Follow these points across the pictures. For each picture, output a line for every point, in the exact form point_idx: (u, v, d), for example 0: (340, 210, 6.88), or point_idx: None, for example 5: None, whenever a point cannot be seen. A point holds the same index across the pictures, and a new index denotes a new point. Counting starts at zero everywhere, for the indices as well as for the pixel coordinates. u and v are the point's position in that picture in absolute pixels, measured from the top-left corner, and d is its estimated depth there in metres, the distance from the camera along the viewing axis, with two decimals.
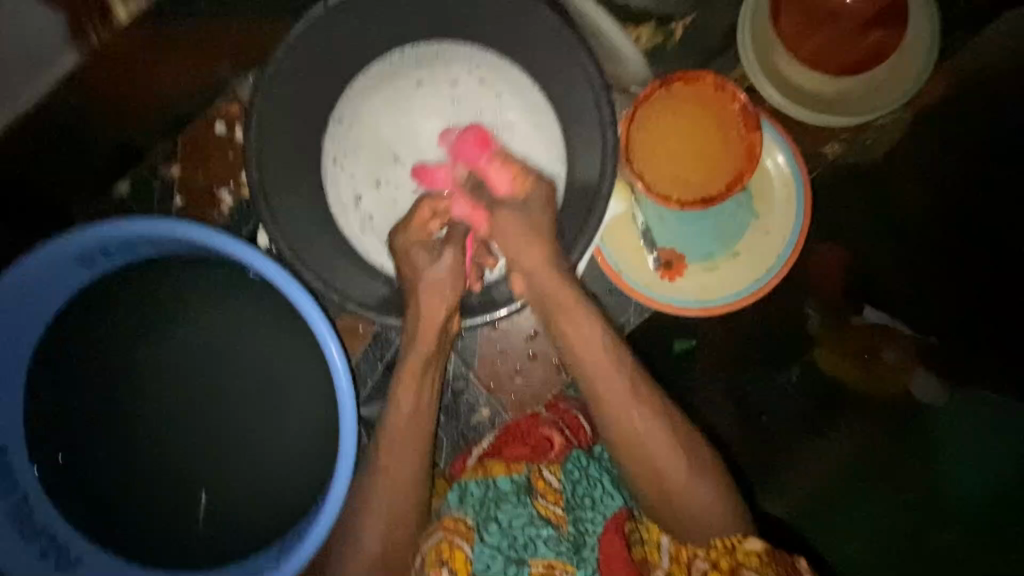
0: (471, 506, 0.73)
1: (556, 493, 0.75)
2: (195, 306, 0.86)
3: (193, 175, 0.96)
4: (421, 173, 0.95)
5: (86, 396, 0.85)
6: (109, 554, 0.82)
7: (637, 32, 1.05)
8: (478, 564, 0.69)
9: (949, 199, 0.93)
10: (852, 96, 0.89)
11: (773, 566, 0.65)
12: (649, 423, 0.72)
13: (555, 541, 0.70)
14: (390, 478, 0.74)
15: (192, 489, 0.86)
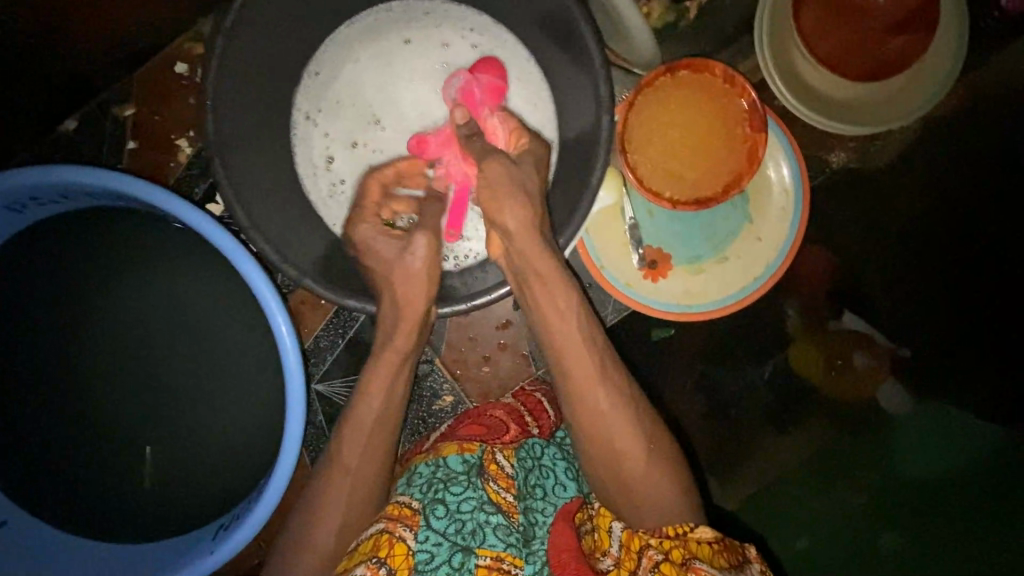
0: (417, 489, 0.67)
1: (507, 479, 0.68)
2: (141, 263, 0.80)
3: (150, 121, 0.88)
4: (420, 143, 0.85)
5: (23, 352, 0.79)
6: (36, 517, 0.78)
7: (648, 6, 0.97)
8: (419, 556, 0.61)
9: (957, 207, 0.99)
10: (859, 107, 0.84)
11: (724, 555, 0.57)
12: (610, 397, 0.65)
13: (505, 531, 0.63)
14: (337, 473, 0.68)
15: (134, 457, 0.82)
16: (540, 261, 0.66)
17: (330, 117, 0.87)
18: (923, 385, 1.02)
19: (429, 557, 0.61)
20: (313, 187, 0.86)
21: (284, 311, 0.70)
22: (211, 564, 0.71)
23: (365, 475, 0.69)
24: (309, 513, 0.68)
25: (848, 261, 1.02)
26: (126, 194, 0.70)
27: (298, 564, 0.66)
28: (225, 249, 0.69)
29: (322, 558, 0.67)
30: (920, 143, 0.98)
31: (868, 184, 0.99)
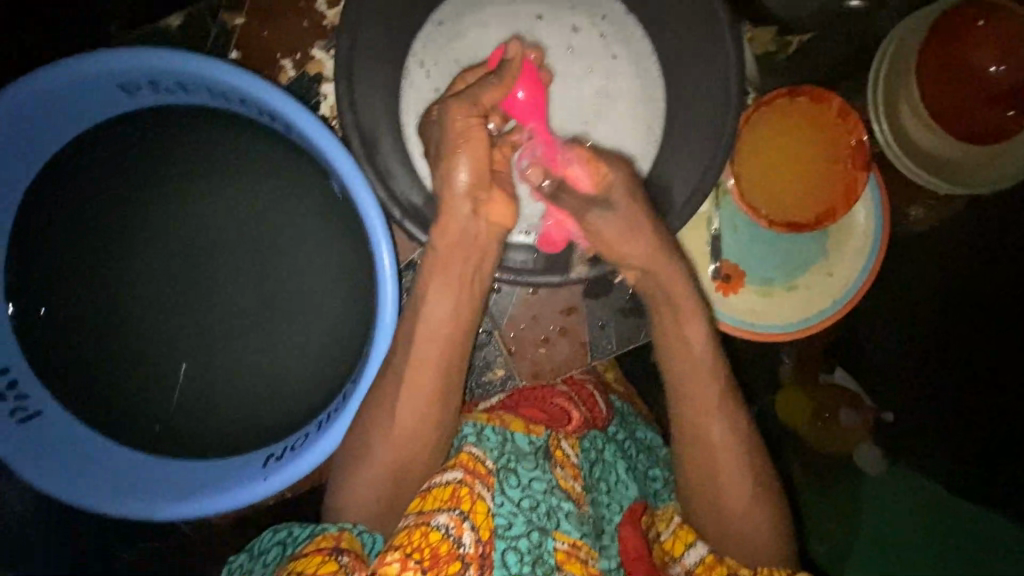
0: (491, 450, 0.70)
1: (573, 467, 0.75)
2: (227, 176, 0.76)
3: (257, 36, 0.83)
4: (548, 243, 0.81)
5: (88, 246, 0.76)
6: (68, 412, 0.74)
7: (755, 32, 0.97)
8: (499, 521, 0.66)
9: (1005, 286, 1.05)
10: (946, 165, 0.87)
11: None
12: (724, 430, 0.72)
13: (578, 520, 0.70)
14: (398, 423, 0.70)
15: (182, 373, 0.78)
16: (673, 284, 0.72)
17: (446, 67, 0.84)
18: (937, 441, 1.09)
19: (508, 524, 0.66)
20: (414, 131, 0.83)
21: (392, 254, 0.69)
22: (264, 490, 0.68)
23: (427, 430, 0.71)
24: (369, 458, 0.70)
25: (891, 316, 1.07)
26: (254, 103, 0.67)
27: (360, 506, 0.69)
28: (348, 180, 0.68)
29: (381, 504, 0.69)
30: (978, 223, 1.03)
31: (924, 249, 1.04)
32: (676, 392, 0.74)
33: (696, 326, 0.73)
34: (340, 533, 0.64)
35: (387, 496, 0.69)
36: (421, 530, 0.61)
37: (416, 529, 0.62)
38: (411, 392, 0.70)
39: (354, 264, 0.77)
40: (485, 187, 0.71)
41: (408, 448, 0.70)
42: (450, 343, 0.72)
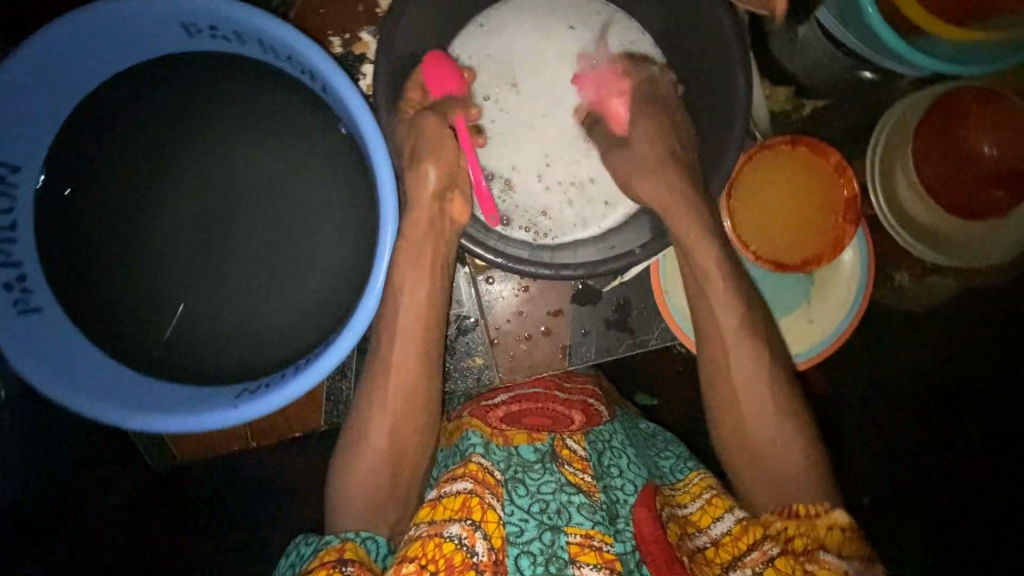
0: (497, 462, 0.73)
1: (582, 461, 0.75)
2: (263, 127, 0.81)
3: (314, 12, 0.90)
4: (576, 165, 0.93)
5: (124, 176, 0.80)
6: (68, 318, 0.77)
7: (774, 90, 1.07)
8: (510, 528, 0.67)
9: (977, 367, 1.09)
10: (949, 240, 0.92)
11: (857, 541, 0.64)
12: (764, 404, 0.73)
13: (590, 510, 0.68)
14: (392, 406, 0.75)
15: (182, 308, 0.82)
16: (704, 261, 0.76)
17: (480, 60, 0.91)
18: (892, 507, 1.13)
19: (519, 531, 0.67)
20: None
21: (395, 218, 0.72)
22: (231, 418, 0.71)
23: (416, 408, 0.77)
24: (366, 444, 0.75)
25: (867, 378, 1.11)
26: (299, 61, 0.73)
27: (363, 483, 0.74)
28: (368, 141, 0.72)
29: (377, 478, 0.74)
30: (958, 305, 1.07)
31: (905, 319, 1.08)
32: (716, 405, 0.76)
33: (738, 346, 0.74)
34: (342, 545, 0.66)
35: (382, 473, 0.74)
36: (433, 541, 0.64)
37: (430, 540, 0.64)
38: (394, 364, 0.77)
39: (367, 227, 0.81)
40: None
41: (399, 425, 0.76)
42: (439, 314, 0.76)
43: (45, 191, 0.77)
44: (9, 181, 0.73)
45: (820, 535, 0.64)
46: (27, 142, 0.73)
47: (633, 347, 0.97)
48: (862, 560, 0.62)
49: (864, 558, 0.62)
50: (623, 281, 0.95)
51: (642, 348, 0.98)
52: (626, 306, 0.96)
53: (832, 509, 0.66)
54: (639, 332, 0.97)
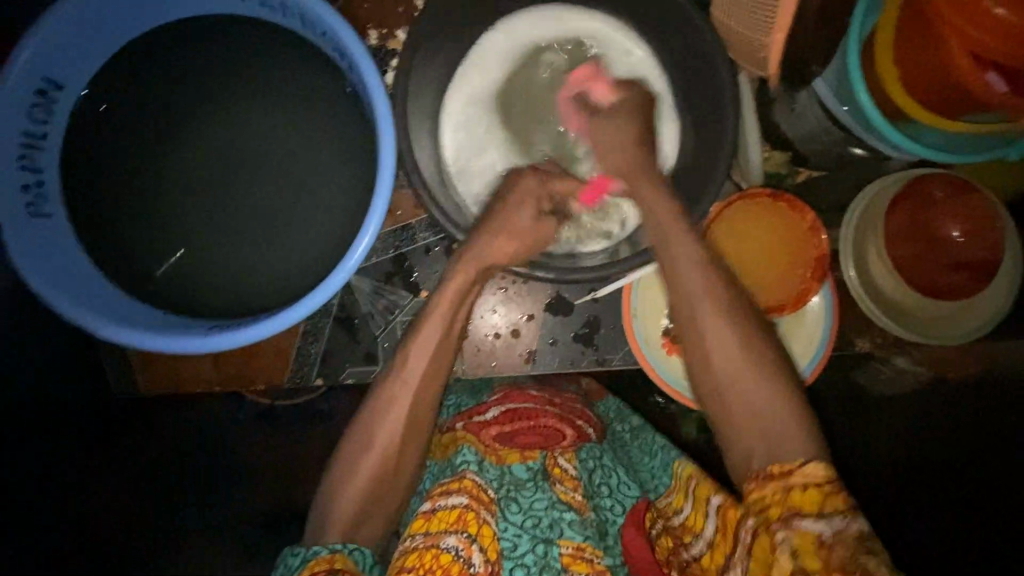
0: (489, 480, 0.76)
1: (573, 480, 0.79)
2: (285, 90, 0.86)
3: (356, 7, 0.99)
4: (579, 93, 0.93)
5: (153, 113, 0.85)
6: (74, 236, 0.82)
7: (771, 153, 1.10)
8: (504, 543, 0.72)
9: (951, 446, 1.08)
10: (919, 319, 0.95)
11: (832, 493, 0.61)
12: (741, 366, 0.70)
13: (580, 526, 0.74)
14: (387, 395, 0.76)
15: (183, 249, 0.86)
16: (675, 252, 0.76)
17: (493, 69, 0.95)
18: None
19: (512, 546, 0.71)
20: (454, 109, 0.94)
21: (389, 191, 0.77)
22: (201, 345, 0.76)
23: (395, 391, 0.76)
24: (374, 445, 0.74)
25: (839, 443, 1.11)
26: (333, 40, 0.80)
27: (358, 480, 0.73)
28: (379, 116, 0.77)
29: (376, 480, 0.74)
30: (936, 382, 1.07)
31: (880, 388, 1.09)
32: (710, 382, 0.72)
33: (722, 336, 0.71)
34: (332, 556, 0.66)
35: (379, 471, 0.74)
36: (432, 552, 0.67)
37: (427, 552, 0.67)
38: (406, 379, 0.77)
39: (365, 197, 0.86)
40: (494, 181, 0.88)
41: (378, 412, 0.76)
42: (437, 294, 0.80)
43: (80, 120, 0.83)
44: (52, 97, 0.79)
45: (794, 499, 0.62)
46: (75, 65, 0.79)
47: (597, 364, 1.00)
48: (839, 514, 0.60)
49: (844, 511, 0.61)
50: (596, 298, 0.99)
51: (605, 366, 1.01)
52: (596, 322, 1.00)
53: (805, 462, 0.64)
54: (604, 351, 1.00)
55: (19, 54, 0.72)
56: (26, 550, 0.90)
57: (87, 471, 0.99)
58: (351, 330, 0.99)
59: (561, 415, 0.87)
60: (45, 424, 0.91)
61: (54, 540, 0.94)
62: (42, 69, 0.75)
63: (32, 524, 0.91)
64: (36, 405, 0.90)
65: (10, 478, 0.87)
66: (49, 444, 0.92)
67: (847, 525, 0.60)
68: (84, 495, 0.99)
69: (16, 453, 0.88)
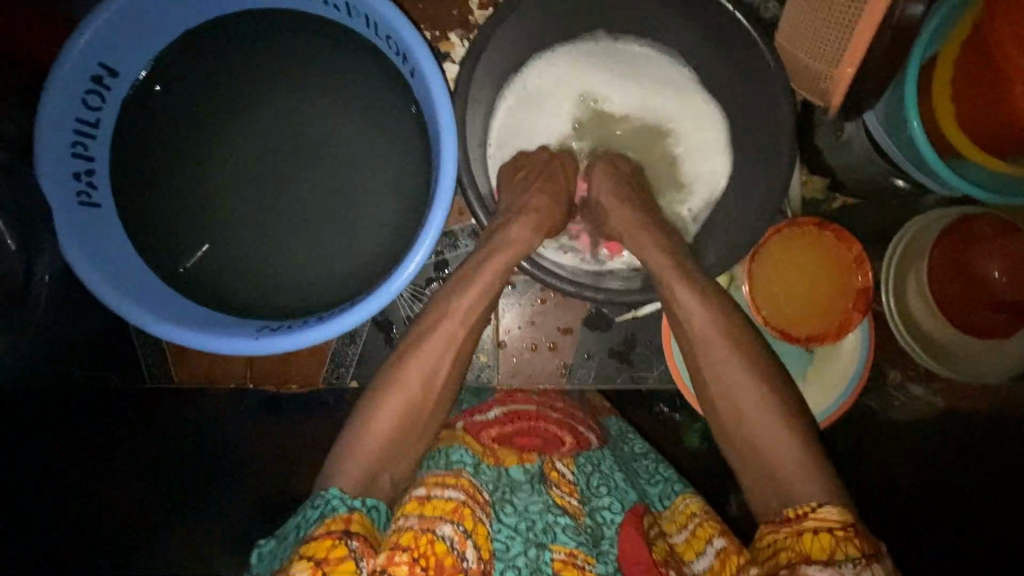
0: (486, 482, 0.70)
1: (569, 485, 0.74)
2: (342, 90, 0.85)
3: (412, 7, 0.97)
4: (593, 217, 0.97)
5: (206, 104, 0.84)
6: (119, 224, 0.80)
7: (809, 178, 1.13)
8: (497, 544, 0.66)
9: (979, 478, 1.07)
10: (952, 356, 0.98)
11: (850, 541, 0.58)
12: (775, 428, 0.69)
13: (575, 532, 0.69)
14: (415, 381, 0.74)
15: (206, 246, 0.84)
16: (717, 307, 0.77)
17: (556, 81, 0.94)
18: None
19: (505, 547, 0.66)
20: (508, 109, 0.94)
21: (447, 207, 0.76)
22: (247, 348, 0.74)
23: (422, 385, 0.74)
24: (401, 386, 0.73)
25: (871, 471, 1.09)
26: (396, 41, 0.78)
27: (378, 433, 0.71)
28: (441, 127, 0.76)
29: (401, 430, 0.72)
30: (968, 415, 1.07)
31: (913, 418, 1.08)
32: (721, 402, 0.73)
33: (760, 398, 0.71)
34: (350, 515, 0.62)
35: (406, 421, 0.72)
36: (427, 536, 0.60)
37: (423, 535, 0.60)
38: (435, 336, 0.76)
39: (416, 203, 0.85)
40: (548, 193, 0.87)
41: (403, 407, 0.72)
42: (487, 303, 0.79)
43: (131, 106, 0.81)
44: (105, 83, 0.77)
45: (802, 546, 0.59)
46: (131, 52, 0.77)
47: (631, 381, 1.01)
48: (851, 562, 0.56)
49: (856, 558, 0.56)
50: (637, 316, 1.00)
51: (638, 383, 1.01)
52: (632, 340, 1.00)
53: (820, 504, 0.62)
54: (639, 369, 1.01)
55: (78, 38, 0.70)
56: (27, 551, 0.86)
57: (87, 471, 0.91)
58: (387, 335, 0.98)
59: (563, 423, 0.83)
60: (45, 423, 0.88)
61: (53, 541, 0.88)
62: (99, 54, 0.74)
63: (31, 524, 0.86)
64: (36, 404, 0.87)
65: (9, 477, 0.85)
66: (50, 444, 0.88)
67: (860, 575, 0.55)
68: (84, 496, 0.90)
69: (16, 451, 0.85)
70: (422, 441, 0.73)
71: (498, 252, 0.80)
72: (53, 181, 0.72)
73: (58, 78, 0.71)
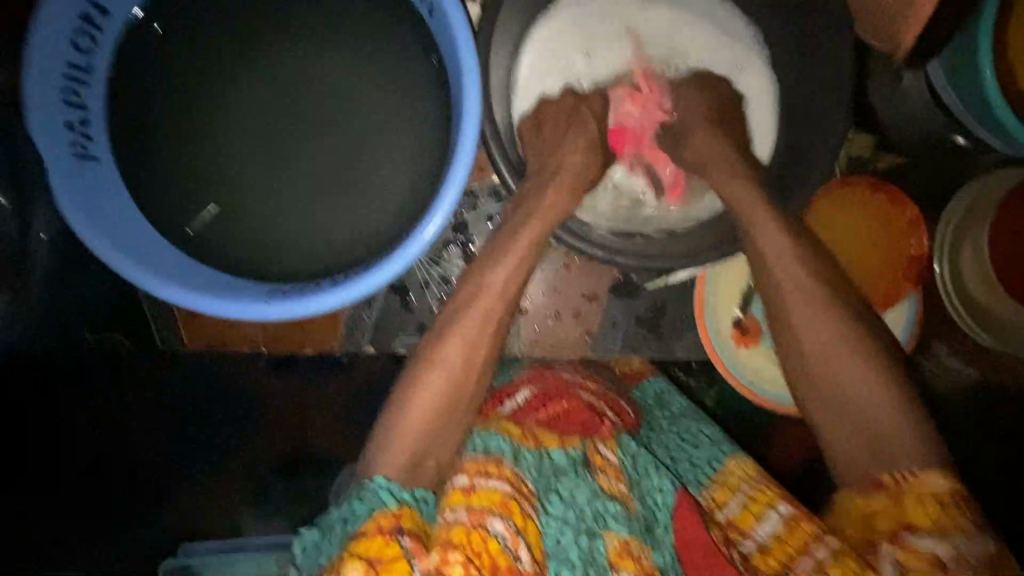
0: (528, 469, 0.68)
1: (615, 470, 0.73)
2: (353, 33, 0.78)
3: None
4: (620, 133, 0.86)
5: (204, 49, 0.77)
6: (120, 181, 0.75)
7: (853, 137, 0.99)
8: (548, 539, 0.65)
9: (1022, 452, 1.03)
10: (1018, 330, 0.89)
11: (956, 512, 0.58)
12: (866, 385, 0.67)
13: (627, 520, 0.68)
14: (449, 365, 0.70)
15: (215, 204, 0.79)
16: (788, 262, 0.72)
17: (588, 27, 0.85)
18: None
19: (557, 542, 0.65)
20: (534, 50, 0.84)
21: (469, 160, 0.69)
22: (262, 314, 0.71)
23: (459, 368, 0.70)
24: (437, 364, 0.70)
25: None
26: None
27: (416, 420, 0.68)
28: (463, 72, 0.69)
29: (439, 417, 0.69)
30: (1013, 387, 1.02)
31: (956, 396, 1.03)
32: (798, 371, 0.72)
33: (844, 355, 0.68)
34: (400, 510, 0.62)
35: (445, 401, 0.69)
36: (478, 534, 0.61)
37: (473, 531, 0.61)
38: (469, 316, 0.72)
39: (436, 158, 0.78)
40: (580, 148, 0.80)
41: (439, 387, 0.70)
42: (516, 266, 0.74)
43: (124, 50, 0.75)
44: (97, 25, 0.71)
45: (904, 514, 0.60)
46: None
47: (660, 351, 0.96)
48: (962, 534, 0.57)
49: (967, 530, 0.57)
50: (668, 283, 0.94)
51: (667, 352, 0.96)
52: (662, 308, 0.95)
53: (923, 473, 0.61)
54: (668, 338, 0.96)
55: None
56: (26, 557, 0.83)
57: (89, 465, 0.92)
58: (405, 301, 0.94)
59: (599, 400, 0.80)
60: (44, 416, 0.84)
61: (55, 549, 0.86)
62: None
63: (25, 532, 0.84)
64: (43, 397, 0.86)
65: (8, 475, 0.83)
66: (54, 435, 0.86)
67: (971, 546, 0.56)
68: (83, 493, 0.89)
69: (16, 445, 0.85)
70: (464, 419, 0.70)
71: (532, 214, 0.75)
72: (46, 134, 0.67)
73: (44, 15, 0.64)
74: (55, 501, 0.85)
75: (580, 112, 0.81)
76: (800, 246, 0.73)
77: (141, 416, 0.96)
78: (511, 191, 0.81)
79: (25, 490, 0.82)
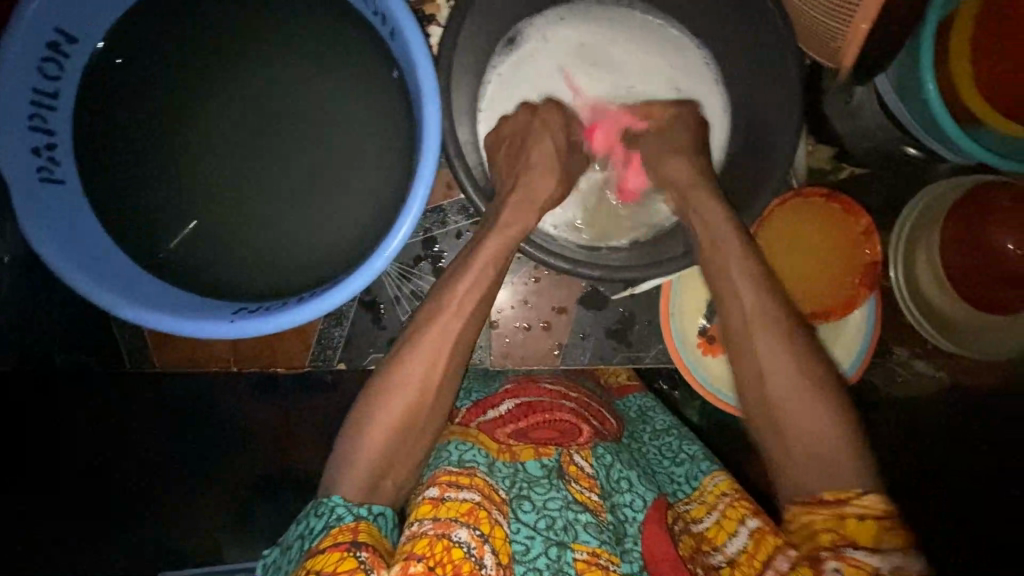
0: (501, 480, 0.70)
1: (587, 479, 0.75)
2: (318, 57, 0.80)
3: None
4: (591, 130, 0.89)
5: (172, 71, 0.79)
6: (86, 200, 0.76)
7: (815, 147, 1.01)
8: (517, 546, 0.67)
9: (985, 453, 1.05)
10: (970, 331, 0.93)
11: (886, 526, 0.63)
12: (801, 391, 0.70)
13: (597, 529, 0.70)
14: (414, 380, 0.71)
15: (195, 222, 0.80)
16: (736, 278, 0.75)
17: (547, 53, 0.90)
18: None
19: (525, 549, 0.67)
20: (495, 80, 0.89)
21: (429, 179, 0.71)
22: (225, 331, 0.71)
23: (417, 381, 0.71)
24: (399, 380, 0.71)
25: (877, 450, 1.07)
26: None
27: (377, 432, 0.69)
28: (423, 93, 0.71)
29: (401, 428, 0.70)
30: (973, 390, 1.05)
31: (919, 398, 1.05)
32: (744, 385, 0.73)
33: (782, 362, 0.71)
34: (357, 524, 0.62)
35: (405, 416, 0.70)
36: (444, 543, 0.61)
37: (439, 541, 0.60)
38: (433, 327, 0.73)
39: (401, 175, 0.80)
40: (542, 165, 0.82)
41: (402, 402, 0.70)
42: (480, 281, 0.75)
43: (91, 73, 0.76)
44: (64, 50, 0.72)
45: (846, 529, 0.63)
46: (89, 16, 0.72)
47: (629, 360, 0.97)
48: (897, 549, 0.62)
49: (898, 547, 0.62)
50: (633, 293, 0.96)
51: (636, 361, 0.98)
52: (630, 318, 0.97)
53: (864, 493, 0.64)
54: (637, 348, 0.97)
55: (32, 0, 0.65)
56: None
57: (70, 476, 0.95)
58: (375, 315, 0.95)
59: (580, 410, 0.82)
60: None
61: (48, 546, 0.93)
62: (54, 18, 0.68)
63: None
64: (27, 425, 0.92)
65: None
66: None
67: (905, 562, 0.61)
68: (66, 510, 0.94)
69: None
70: (426, 432, 0.72)
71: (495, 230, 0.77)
72: (10, 158, 0.68)
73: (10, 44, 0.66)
74: (56, 500, 0.94)
75: (542, 131, 0.84)
76: (756, 256, 0.76)
77: (140, 417, 0.99)
78: (479, 211, 0.82)
79: (26, 489, 0.92)
